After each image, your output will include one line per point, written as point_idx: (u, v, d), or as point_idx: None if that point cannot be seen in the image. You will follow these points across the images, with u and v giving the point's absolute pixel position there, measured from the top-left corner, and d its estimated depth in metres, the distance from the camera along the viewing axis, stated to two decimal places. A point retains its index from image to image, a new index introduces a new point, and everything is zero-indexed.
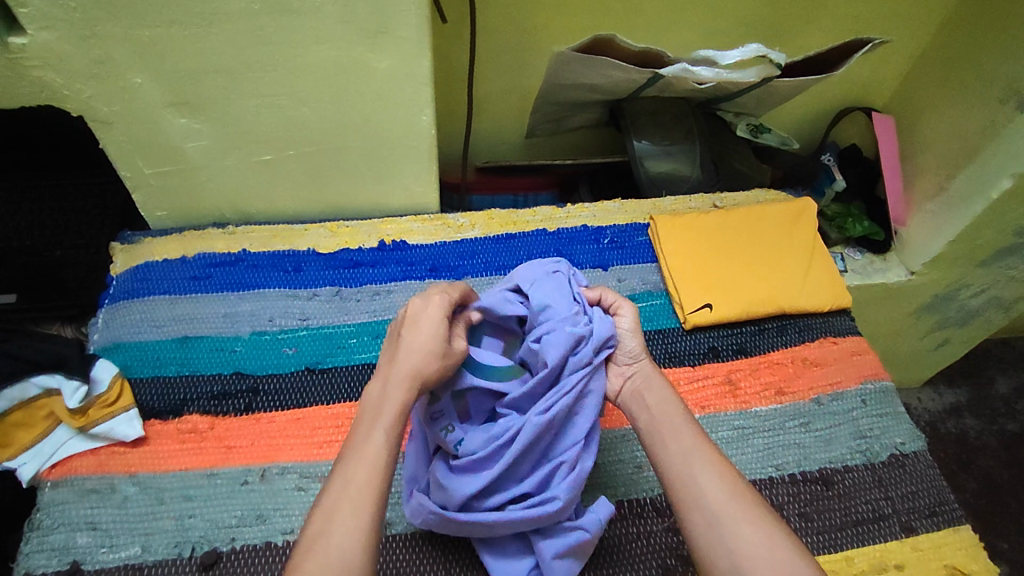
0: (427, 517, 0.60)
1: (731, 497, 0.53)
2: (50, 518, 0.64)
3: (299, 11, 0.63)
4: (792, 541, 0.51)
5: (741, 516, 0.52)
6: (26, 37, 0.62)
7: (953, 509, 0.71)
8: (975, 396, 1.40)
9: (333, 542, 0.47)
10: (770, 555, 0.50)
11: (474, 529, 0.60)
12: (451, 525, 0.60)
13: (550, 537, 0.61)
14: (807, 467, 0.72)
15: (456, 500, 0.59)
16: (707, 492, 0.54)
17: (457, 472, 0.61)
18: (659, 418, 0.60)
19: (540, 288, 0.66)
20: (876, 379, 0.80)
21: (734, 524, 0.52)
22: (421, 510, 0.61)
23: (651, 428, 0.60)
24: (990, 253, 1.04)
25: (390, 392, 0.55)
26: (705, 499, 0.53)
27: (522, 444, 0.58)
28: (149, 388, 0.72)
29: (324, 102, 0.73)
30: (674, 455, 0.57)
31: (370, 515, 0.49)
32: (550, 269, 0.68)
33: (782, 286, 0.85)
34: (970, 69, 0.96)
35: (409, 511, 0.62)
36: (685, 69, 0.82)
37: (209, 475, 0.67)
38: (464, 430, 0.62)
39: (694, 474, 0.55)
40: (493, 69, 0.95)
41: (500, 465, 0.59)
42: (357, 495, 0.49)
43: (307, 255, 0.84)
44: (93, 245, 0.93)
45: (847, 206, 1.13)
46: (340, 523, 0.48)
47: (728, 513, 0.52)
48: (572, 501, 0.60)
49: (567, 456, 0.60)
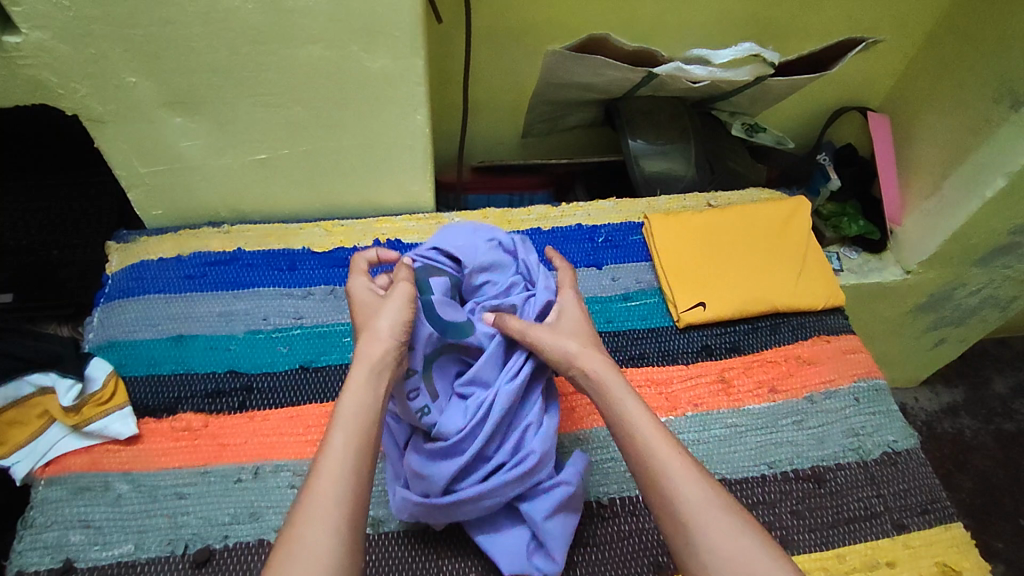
0: (412, 509, 0.60)
1: (707, 506, 0.51)
2: (44, 516, 0.64)
3: (293, 10, 0.63)
4: (760, 540, 0.49)
5: (704, 519, 0.50)
6: (21, 35, 0.62)
7: (945, 507, 0.71)
8: (972, 396, 1.40)
9: (304, 540, 0.46)
10: (737, 559, 0.48)
11: (458, 514, 0.60)
12: (436, 513, 0.60)
13: (534, 500, 0.62)
14: (800, 465, 0.72)
15: (436, 486, 0.60)
16: (683, 501, 0.51)
17: (430, 461, 0.61)
18: (628, 421, 0.56)
19: (474, 254, 0.68)
20: (870, 377, 0.80)
21: (712, 534, 0.49)
22: (406, 502, 0.61)
23: (620, 434, 0.57)
24: (986, 252, 1.04)
25: (351, 379, 0.55)
26: (684, 506, 0.51)
27: (498, 413, 0.61)
28: (143, 385, 0.73)
29: (320, 102, 0.73)
30: (647, 463, 0.54)
31: (342, 510, 0.48)
32: (485, 236, 0.70)
33: (775, 284, 0.85)
34: (964, 69, 0.97)
35: (395, 506, 0.62)
36: (679, 69, 0.82)
37: (203, 473, 0.67)
38: (438, 412, 0.62)
39: (668, 481, 0.52)
40: (489, 69, 0.95)
41: (477, 442, 0.60)
42: (320, 492, 0.48)
43: (302, 254, 0.84)
44: (89, 244, 0.95)
45: (842, 206, 1.14)
46: (308, 523, 0.47)
47: (703, 523, 0.50)
48: (548, 455, 0.62)
49: (531, 417, 0.63)
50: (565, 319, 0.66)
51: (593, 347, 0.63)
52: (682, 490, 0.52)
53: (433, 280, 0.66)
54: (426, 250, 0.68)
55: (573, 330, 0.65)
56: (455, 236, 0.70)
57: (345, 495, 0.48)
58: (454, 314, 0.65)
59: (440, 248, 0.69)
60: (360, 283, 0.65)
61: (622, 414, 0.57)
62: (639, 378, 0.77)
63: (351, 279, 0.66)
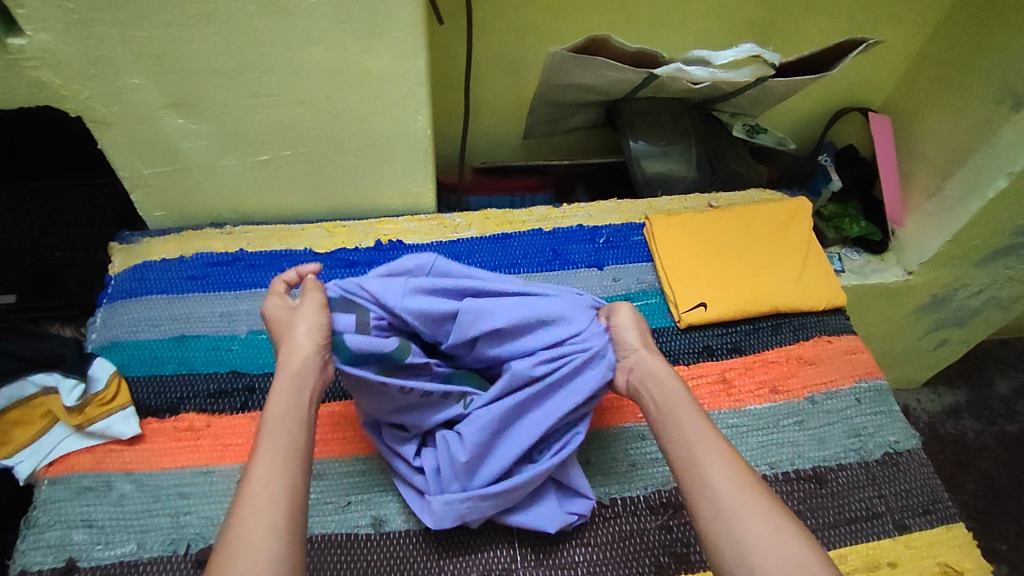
0: (459, 510, 0.61)
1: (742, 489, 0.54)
2: (46, 515, 0.64)
3: (294, 12, 0.64)
4: (798, 533, 0.51)
5: (744, 508, 0.52)
6: (25, 38, 0.63)
7: (947, 507, 0.71)
8: (974, 397, 1.40)
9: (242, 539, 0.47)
10: (775, 548, 0.50)
11: (508, 501, 0.62)
12: (485, 506, 0.61)
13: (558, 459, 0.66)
14: (801, 465, 0.72)
15: (489, 477, 0.63)
16: (719, 481, 0.54)
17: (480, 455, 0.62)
18: (673, 413, 0.61)
19: (396, 284, 0.64)
20: (871, 377, 0.80)
21: (745, 513, 0.52)
22: (452, 504, 0.61)
23: (666, 420, 0.61)
24: (987, 253, 1.04)
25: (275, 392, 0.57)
26: (720, 485, 0.54)
27: (571, 403, 0.64)
28: (145, 386, 0.73)
29: (321, 103, 0.74)
30: (692, 442, 0.57)
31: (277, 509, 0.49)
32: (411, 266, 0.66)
33: (776, 285, 0.85)
34: (966, 69, 0.97)
35: (433, 517, 0.62)
36: (680, 70, 0.82)
37: (205, 473, 0.67)
38: (432, 407, 0.64)
39: (708, 462, 0.56)
40: (490, 72, 0.96)
41: (535, 428, 0.63)
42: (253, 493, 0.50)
43: (304, 255, 0.85)
44: (92, 246, 0.95)
45: (844, 206, 1.13)
46: (246, 526, 0.48)
47: (739, 503, 0.53)
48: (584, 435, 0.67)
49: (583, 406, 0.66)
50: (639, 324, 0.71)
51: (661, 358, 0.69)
52: (722, 471, 0.55)
53: (346, 320, 0.63)
54: (346, 288, 0.64)
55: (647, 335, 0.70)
56: (381, 272, 0.66)
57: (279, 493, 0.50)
58: (386, 343, 0.61)
59: (365, 279, 0.65)
60: (275, 311, 0.65)
61: (671, 407, 0.61)
62: None
63: (265, 302, 0.66)
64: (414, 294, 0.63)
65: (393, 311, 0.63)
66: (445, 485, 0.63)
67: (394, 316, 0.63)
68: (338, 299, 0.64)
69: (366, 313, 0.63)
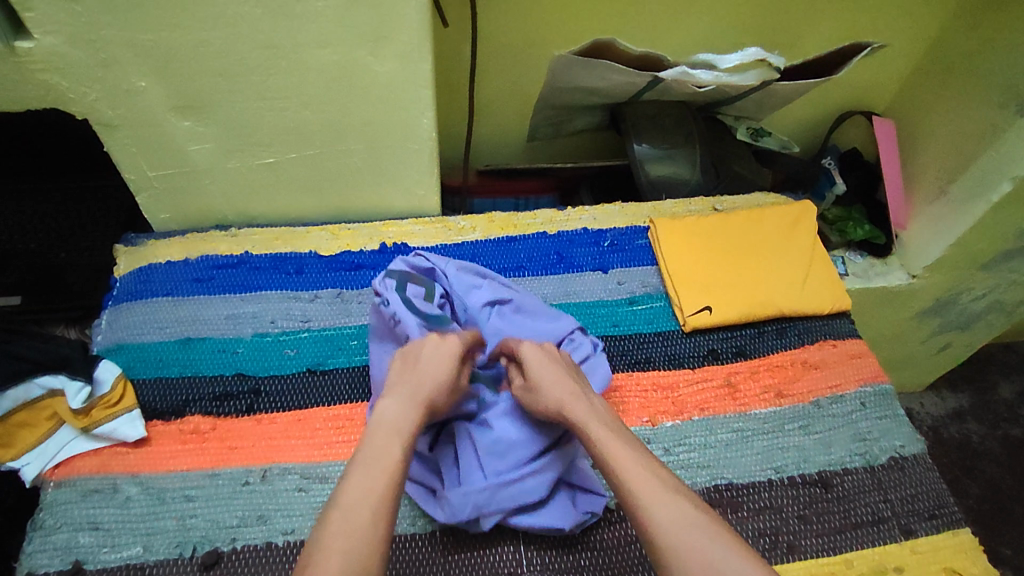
0: (476, 499, 0.62)
1: (690, 528, 0.50)
2: (53, 518, 0.64)
3: (300, 15, 0.64)
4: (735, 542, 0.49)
5: (682, 521, 0.50)
6: (33, 40, 0.63)
7: (953, 512, 0.71)
8: (977, 401, 1.40)
9: (346, 532, 0.47)
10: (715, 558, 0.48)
11: (525, 492, 0.63)
12: (503, 495, 0.63)
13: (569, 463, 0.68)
14: (806, 470, 0.72)
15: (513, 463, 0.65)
16: (659, 529, 0.50)
17: (507, 441, 0.66)
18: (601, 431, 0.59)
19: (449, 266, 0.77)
20: (876, 382, 0.80)
21: (692, 559, 0.48)
22: (469, 493, 0.62)
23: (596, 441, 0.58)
24: (991, 257, 1.03)
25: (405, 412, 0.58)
26: (658, 529, 0.50)
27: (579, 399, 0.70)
28: (151, 389, 0.73)
29: (327, 107, 0.74)
30: (624, 493, 0.53)
31: (381, 521, 0.49)
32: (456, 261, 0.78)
33: (781, 289, 0.85)
34: (970, 72, 0.97)
35: (447, 510, 0.63)
36: (685, 73, 0.82)
37: (210, 476, 0.67)
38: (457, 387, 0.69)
39: (644, 499, 0.52)
40: (494, 75, 0.96)
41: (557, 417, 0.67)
42: (347, 504, 0.49)
43: (309, 258, 0.85)
44: (96, 248, 0.96)
45: (847, 210, 1.13)
46: (347, 522, 0.48)
47: (686, 551, 0.49)
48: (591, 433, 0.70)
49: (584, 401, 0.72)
50: (549, 369, 0.65)
51: (586, 391, 0.65)
52: (659, 518, 0.51)
53: (412, 288, 0.73)
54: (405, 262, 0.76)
55: (544, 378, 0.65)
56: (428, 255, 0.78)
57: (380, 504, 0.50)
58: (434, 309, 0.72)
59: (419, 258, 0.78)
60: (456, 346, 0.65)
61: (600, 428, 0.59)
62: (645, 383, 0.77)
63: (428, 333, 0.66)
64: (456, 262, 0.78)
65: (444, 271, 0.77)
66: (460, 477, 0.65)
67: (446, 277, 0.77)
68: (402, 263, 0.76)
69: (429, 286, 0.74)
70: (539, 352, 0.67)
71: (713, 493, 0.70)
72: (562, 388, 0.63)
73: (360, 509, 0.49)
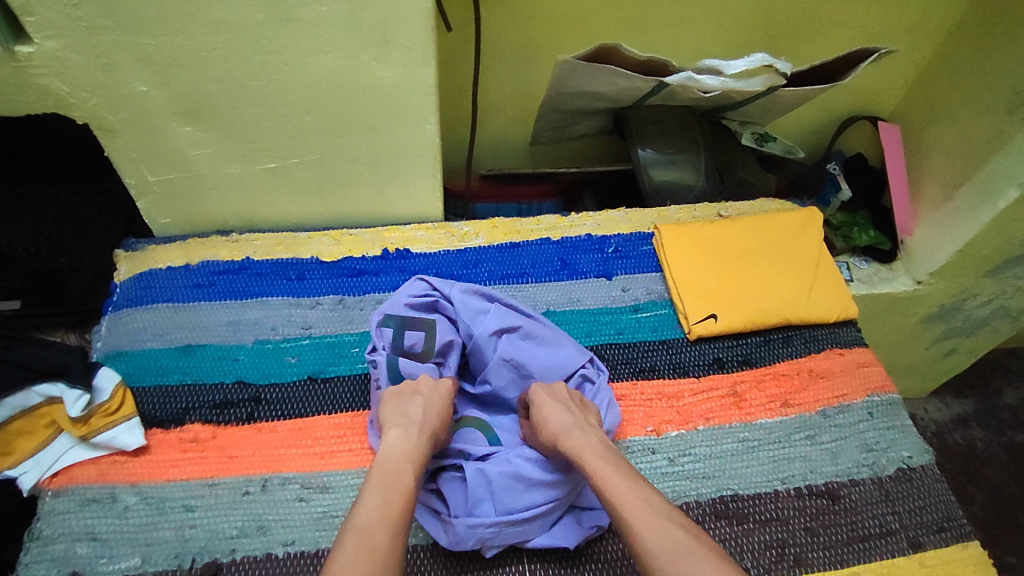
0: (483, 533, 0.61)
1: (680, 555, 0.50)
2: (51, 528, 0.63)
3: (302, 20, 0.63)
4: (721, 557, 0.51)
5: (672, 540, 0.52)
6: (33, 45, 0.62)
7: (962, 525, 0.70)
8: (982, 407, 1.39)
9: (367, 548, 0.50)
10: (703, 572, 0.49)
11: (529, 526, 0.63)
12: (510, 532, 0.62)
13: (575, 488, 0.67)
14: (813, 481, 0.71)
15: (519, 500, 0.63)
16: (651, 556, 0.51)
17: (515, 479, 0.64)
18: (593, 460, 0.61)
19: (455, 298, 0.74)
20: (883, 392, 0.79)
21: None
22: (476, 526, 0.61)
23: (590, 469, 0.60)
24: (997, 264, 1.03)
25: (411, 441, 0.61)
26: (649, 550, 0.52)
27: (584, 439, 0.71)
28: (150, 397, 0.72)
29: (329, 112, 0.73)
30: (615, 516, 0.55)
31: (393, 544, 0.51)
32: (463, 288, 0.75)
33: (788, 298, 0.84)
34: (977, 78, 0.96)
35: (451, 537, 0.62)
36: (691, 78, 0.81)
37: (210, 485, 0.67)
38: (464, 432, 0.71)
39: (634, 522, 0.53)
40: (498, 79, 0.95)
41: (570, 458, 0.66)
42: (367, 527, 0.51)
43: (310, 264, 0.84)
44: (97, 251, 0.94)
45: (853, 215, 1.11)
46: (369, 538, 0.50)
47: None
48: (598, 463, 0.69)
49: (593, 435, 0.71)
50: (551, 405, 0.67)
51: (586, 423, 0.66)
52: (650, 545, 0.52)
53: (410, 333, 0.72)
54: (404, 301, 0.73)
55: (547, 411, 0.67)
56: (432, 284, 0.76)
57: (396, 524, 0.53)
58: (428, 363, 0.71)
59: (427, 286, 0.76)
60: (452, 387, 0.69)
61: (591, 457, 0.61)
62: (650, 392, 0.76)
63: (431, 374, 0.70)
64: (460, 287, 0.75)
65: (449, 298, 0.75)
66: (466, 505, 0.63)
67: (449, 305, 0.75)
68: (402, 299, 0.74)
69: (428, 326, 0.72)
70: (545, 391, 0.70)
71: (718, 505, 0.69)
72: (559, 420, 0.65)
73: (382, 534, 0.51)
